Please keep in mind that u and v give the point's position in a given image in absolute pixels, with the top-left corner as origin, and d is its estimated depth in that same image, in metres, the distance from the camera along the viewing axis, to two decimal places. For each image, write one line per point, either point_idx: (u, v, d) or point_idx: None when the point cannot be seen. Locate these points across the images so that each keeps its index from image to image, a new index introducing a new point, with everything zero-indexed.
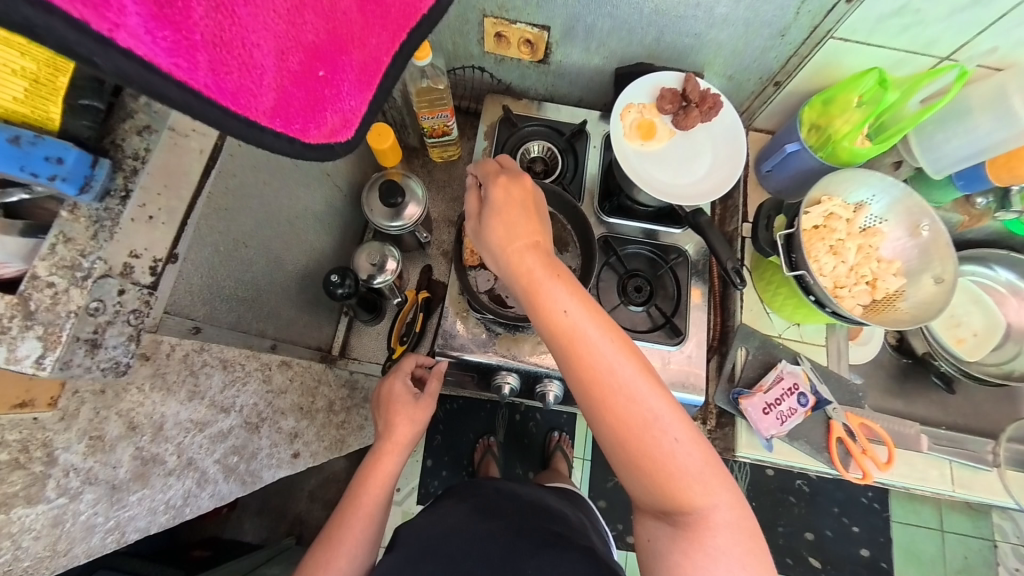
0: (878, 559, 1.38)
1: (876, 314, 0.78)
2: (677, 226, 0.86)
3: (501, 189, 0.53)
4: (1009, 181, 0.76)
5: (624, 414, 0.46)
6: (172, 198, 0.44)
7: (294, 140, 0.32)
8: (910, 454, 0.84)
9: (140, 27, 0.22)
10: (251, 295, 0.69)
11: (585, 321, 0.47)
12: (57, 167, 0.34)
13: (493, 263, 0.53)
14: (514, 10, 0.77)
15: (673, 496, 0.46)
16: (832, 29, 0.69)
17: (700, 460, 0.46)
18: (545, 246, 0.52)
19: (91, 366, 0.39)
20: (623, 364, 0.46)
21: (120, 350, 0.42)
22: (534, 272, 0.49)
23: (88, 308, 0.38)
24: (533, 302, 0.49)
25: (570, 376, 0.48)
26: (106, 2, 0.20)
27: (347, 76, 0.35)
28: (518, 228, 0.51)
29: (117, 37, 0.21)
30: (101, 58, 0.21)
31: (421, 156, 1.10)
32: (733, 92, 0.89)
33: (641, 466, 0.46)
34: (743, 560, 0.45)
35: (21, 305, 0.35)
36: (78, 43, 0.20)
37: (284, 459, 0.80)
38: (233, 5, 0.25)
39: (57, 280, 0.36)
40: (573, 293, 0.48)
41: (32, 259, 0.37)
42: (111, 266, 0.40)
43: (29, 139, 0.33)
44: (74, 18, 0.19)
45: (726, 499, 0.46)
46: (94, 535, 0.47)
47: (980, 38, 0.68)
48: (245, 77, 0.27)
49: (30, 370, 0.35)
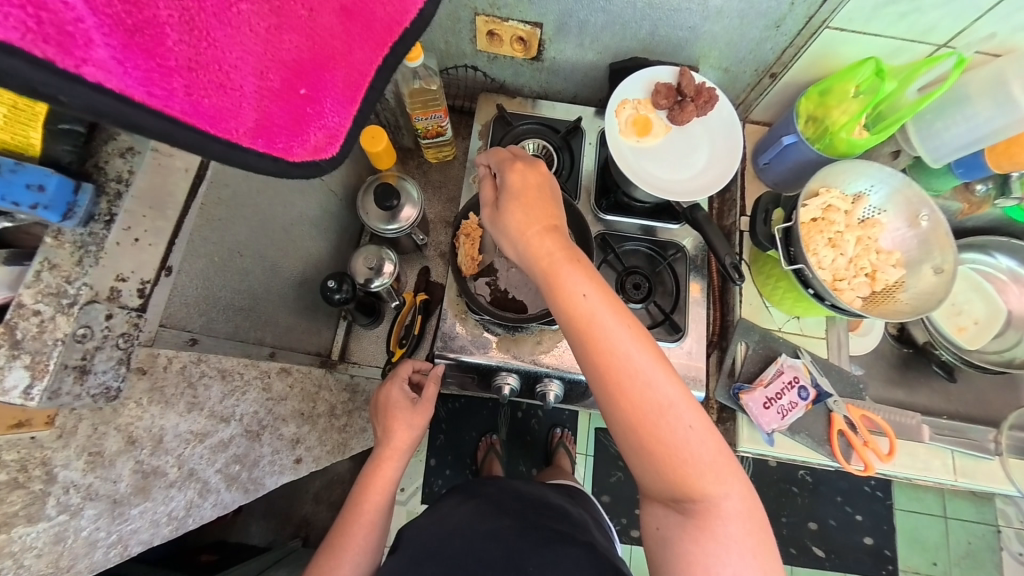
0: (882, 546, 1.38)
1: (876, 306, 0.77)
2: (675, 221, 0.85)
3: (517, 173, 0.53)
4: (1009, 168, 0.75)
5: (639, 400, 0.45)
6: (157, 220, 0.43)
7: (278, 159, 0.32)
8: (912, 444, 0.84)
9: (109, 59, 0.22)
10: (248, 303, 0.69)
11: (603, 306, 0.47)
12: (38, 195, 0.34)
13: (509, 248, 0.52)
14: (505, 7, 0.76)
15: (685, 484, 0.45)
16: (828, 19, 0.69)
17: (714, 449, 0.46)
18: (562, 231, 0.52)
19: (80, 393, 0.39)
20: (640, 350, 0.46)
21: (109, 375, 0.41)
22: (553, 255, 0.49)
23: (76, 335, 0.38)
24: (551, 285, 0.48)
25: (585, 361, 0.48)
26: (70, 37, 0.20)
27: (330, 91, 0.34)
28: (535, 211, 0.51)
29: (85, 73, 0.21)
30: (67, 95, 0.21)
31: (415, 156, 1.09)
32: (729, 84, 0.88)
33: (654, 453, 0.46)
34: (754, 551, 0.45)
35: (8, 334, 0.35)
36: (42, 81, 0.20)
37: (287, 465, 0.80)
38: (208, 27, 0.25)
39: (43, 307, 0.37)
40: (591, 277, 0.48)
41: (17, 286, 0.37)
42: (97, 292, 0.39)
43: (10, 167, 0.33)
44: (36, 57, 0.19)
45: (738, 490, 0.46)
46: (97, 550, 0.47)
47: (978, 23, 0.68)
48: (224, 99, 0.27)
49: (18, 401, 0.35)
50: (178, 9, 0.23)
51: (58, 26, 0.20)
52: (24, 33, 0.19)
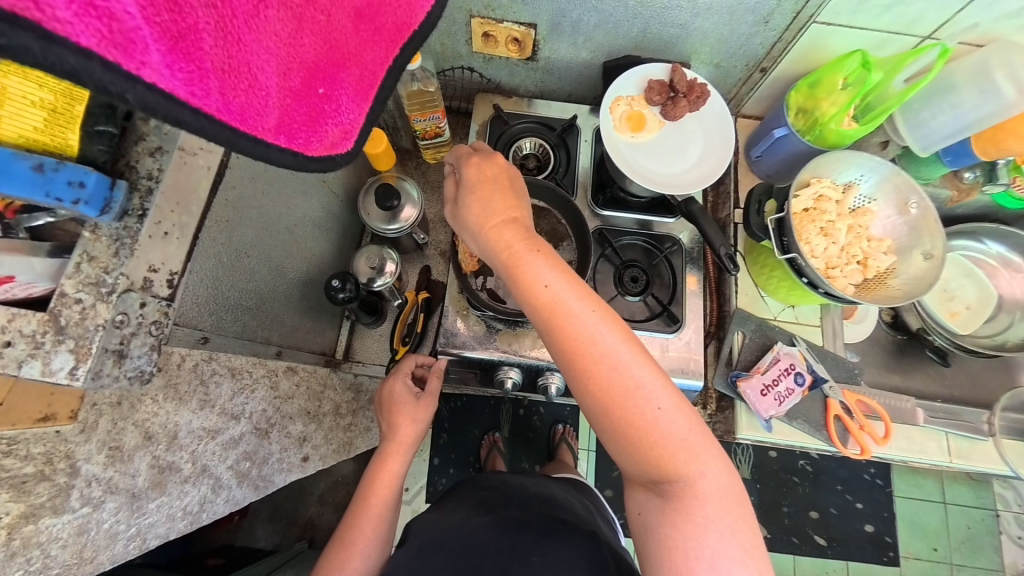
0: (883, 533, 1.40)
1: (868, 292, 0.79)
2: (670, 215, 0.87)
3: (473, 168, 0.55)
4: (995, 155, 0.78)
5: (608, 384, 0.47)
6: (183, 214, 0.45)
7: (298, 154, 0.33)
8: (907, 427, 0.86)
9: (160, 63, 0.23)
10: (255, 303, 0.71)
11: (566, 292, 0.49)
12: (79, 191, 0.36)
13: (473, 244, 0.54)
14: (500, 9, 0.77)
15: (660, 465, 0.47)
16: (815, 14, 0.71)
17: (686, 427, 0.47)
18: (524, 221, 0.53)
19: (118, 376, 0.40)
20: (605, 334, 0.47)
21: (144, 359, 0.43)
22: (514, 247, 0.51)
23: (114, 321, 0.39)
24: (515, 277, 0.50)
25: (555, 348, 0.49)
26: (131, 43, 0.21)
27: (345, 90, 0.36)
28: (493, 205, 0.53)
29: (143, 74, 0.22)
30: (131, 94, 0.22)
31: (414, 157, 1.12)
32: (720, 79, 0.90)
33: (627, 436, 0.47)
34: (733, 527, 0.46)
35: (52, 321, 0.37)
36: (112, 83, 0.21)
37: (294, 463, 0.82)
38: (237, 32, 0.26)
39: (83, 296, 0.38)
40: (553, 265, 0.50)
41: (59, 278, 0.38)
42: (132, 281, 0.40)
43: (51, 166, 0.34)
44: (109, 61, 0.20)
45: (714, 466, 0.48)
46: (117, 542, 0.49)
47: (961, 15, 0.70)
48: (250, 98, 0.28)
49: (65, 381, 0.37)
50: (213, 16, 0.25)
51: (122, 33, 0.21)
52: (99, 39, 0.20)
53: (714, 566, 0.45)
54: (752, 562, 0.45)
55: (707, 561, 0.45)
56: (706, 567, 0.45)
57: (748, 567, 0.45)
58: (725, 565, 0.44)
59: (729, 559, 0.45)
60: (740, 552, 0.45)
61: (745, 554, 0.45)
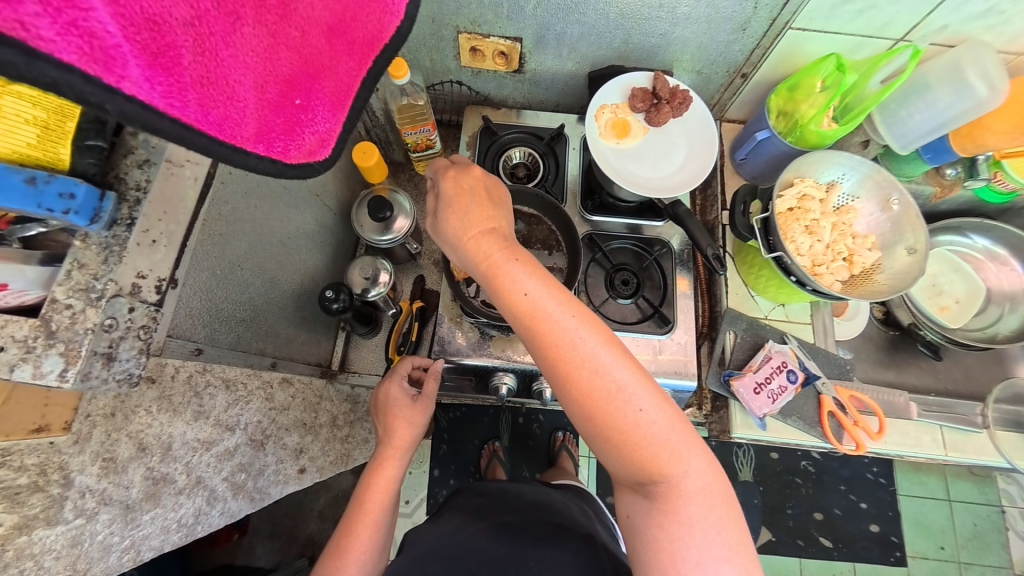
0: (888, 533, 1.39)
1: (855, 289, 0.81)
2: (658, 218, 0.89)
3: (450, 181, 0.56)
4: (973, 150, 0.80)
5: (589, 388, 0.48)
6: (170, 223, 0.47)
7: (276, 161, 0.34)
8: (901, 422, 0.86)
9: (140, 77, 0.24)
10: (250, 315, 0.72)
11: (546, 298, 0.50)
12: (69, 202, 0.37)
13: (452, 255, 0.56)
14: (486, 24, 0.80)
15: (645, 467, 0.48)
16: (790, 20, 0.73)
17: (668, 427, 0.48)
18: (502, 231, 0.55)
19: (107, 378, 0.41)
20: (586, 338, 0.48)
21: (132, 363, 0.43)
22: (493, 257, 0.52)
23: (103, 325, 0.40)
24: (495, 286, 0.52)
25: (538, 355, 0.50)
26: (111, 58, 0.23)
27: (320, 101, 0.38)
28: (472, 216, 0.54)
29: (123, 87, 0.23)
30: (110, 104, 0.23)
31: (407, 170, 1.14)
32: (703, 85, 0.92)
33: (611, 438, 0.48)
34: (718, 525, 0.47)
35: (43, 326, 0.38)
36: (92, 94, 0.22)
37: (291, 475, 0.82)
38: (215, 48, 0.28)
39: (73, 302, 0.39)
40: (532, 273, 0.51)
41: (50, 285, 0.40)
42: (120, 287, 0.42)
43: (43, 178, 0.36)
44: (89, 75, 0.22)
45: (698, 465, 0.48)
46: (111, 554, 0.49)
47: (931, 16, 0.71)
48: (229, 109, 0.30)
49: (55, 383, 0.38)
50: (191, 34, 0.26)
51: (102, 49, 0.22)
52: (79, 55, 0.21)
53: (700, 566, 0.45)
54: (737, 559, 0.46)
55: (694, 560, 0.46)
56: (692, 566, 0.46)
57: (733, 564, 0.46)
58: (711, 564, 0.45)
59: (715, 558, 0.46)
60: (725, 550, 0.46)
61: (730, 552, 0.46)
